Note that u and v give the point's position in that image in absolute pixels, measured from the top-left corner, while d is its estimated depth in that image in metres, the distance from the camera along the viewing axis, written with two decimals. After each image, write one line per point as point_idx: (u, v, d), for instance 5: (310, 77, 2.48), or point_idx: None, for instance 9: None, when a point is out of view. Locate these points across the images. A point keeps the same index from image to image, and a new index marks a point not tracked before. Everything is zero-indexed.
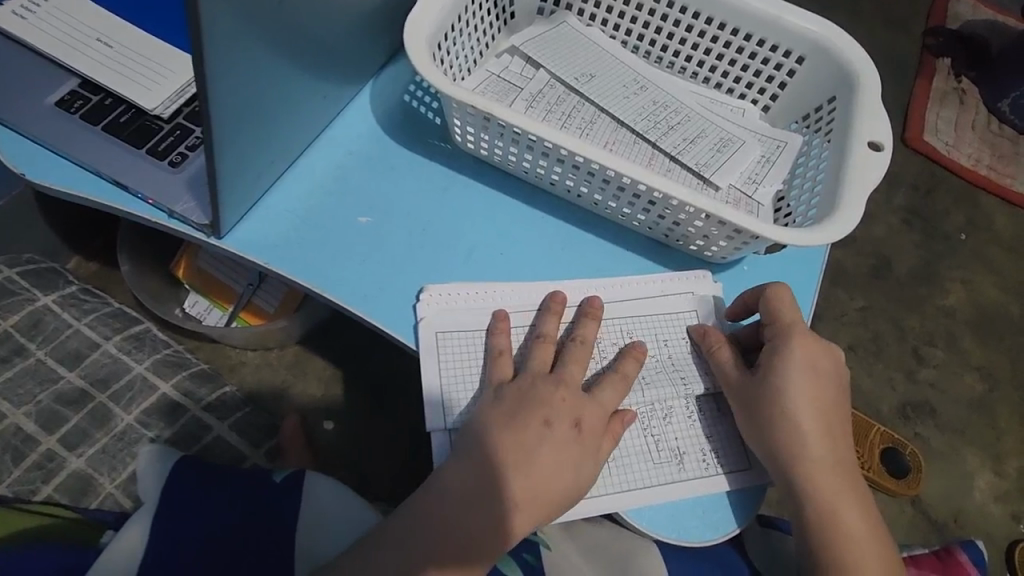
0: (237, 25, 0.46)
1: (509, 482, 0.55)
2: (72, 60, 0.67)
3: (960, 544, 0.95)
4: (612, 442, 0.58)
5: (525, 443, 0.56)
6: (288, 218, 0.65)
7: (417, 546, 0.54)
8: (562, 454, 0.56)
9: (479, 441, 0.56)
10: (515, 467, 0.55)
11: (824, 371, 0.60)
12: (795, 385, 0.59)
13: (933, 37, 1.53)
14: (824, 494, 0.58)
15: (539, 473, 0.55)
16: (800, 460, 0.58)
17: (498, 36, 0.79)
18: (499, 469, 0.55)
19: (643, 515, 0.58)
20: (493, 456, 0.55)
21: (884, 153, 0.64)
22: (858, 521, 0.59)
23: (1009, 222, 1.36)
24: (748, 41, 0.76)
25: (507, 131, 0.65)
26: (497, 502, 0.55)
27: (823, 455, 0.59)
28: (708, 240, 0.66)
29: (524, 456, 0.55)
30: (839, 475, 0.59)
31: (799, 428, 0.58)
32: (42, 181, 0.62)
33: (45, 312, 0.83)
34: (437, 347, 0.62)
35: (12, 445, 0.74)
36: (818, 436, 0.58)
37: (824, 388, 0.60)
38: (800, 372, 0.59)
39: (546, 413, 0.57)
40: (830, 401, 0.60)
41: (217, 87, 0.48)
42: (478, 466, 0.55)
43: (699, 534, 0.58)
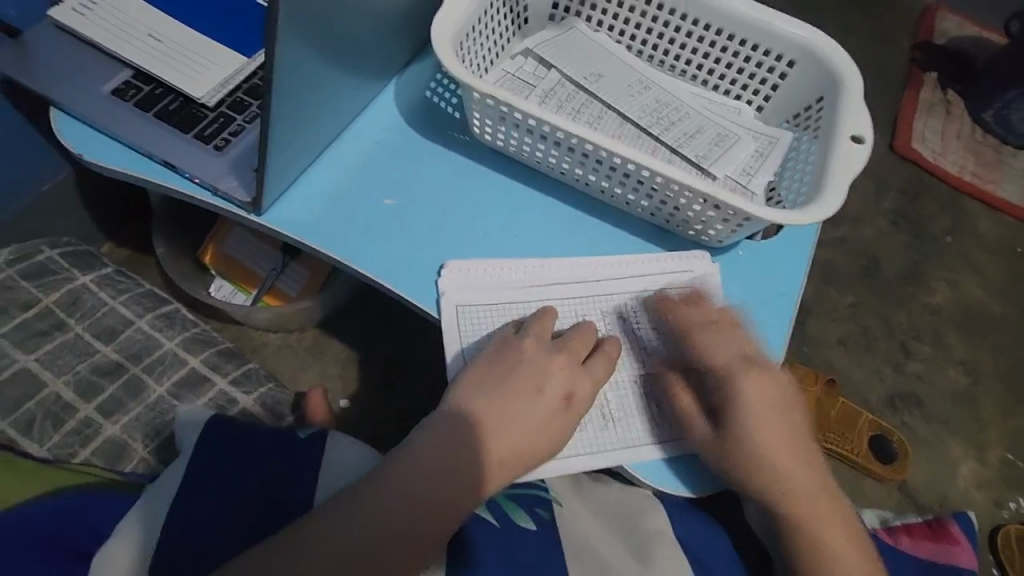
0: (298, 14, 0.53)
1: (531, 418, 0.60)
2: (124, 52, 0.73)
3: (950, 514, 0.91)
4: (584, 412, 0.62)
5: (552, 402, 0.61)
6: (321, 201, 0.71)
7: (458, 476, 0.56)
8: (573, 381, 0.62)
9: (499, 378, 0.61)
10: (547, 408, 0.60)
11: (782, 390, 0.63)
12: (755, 408, 0.62)
13: (920, 51, 1.61)
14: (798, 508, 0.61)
15: (554, 426, 0.60)
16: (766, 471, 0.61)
17: (513, 39, 0.86)
18: (532, 412, 0.60)
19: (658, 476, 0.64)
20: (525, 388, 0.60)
21: (866, 146, 0.70)
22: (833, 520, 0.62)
23: (992, 226, 1.43)
24: (743, 45, 0.82)
25: (522, 123, 0.71)
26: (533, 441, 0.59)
27: (791, 464, 0.62)
28: (705, 225, 0.72)
29: (566, 396, 0.61)
30: (808, 480, 0.62)
31: (762, 446, 0.61)
32: (102, 163, 0.68)
33: (82, 291, 0.89)
34: (457, 315, 0.67)
35: (52, 411, 0.80)
36: (784, 447, 0.62)
37: (785, 402, 0.63)
38: (762, 395, 0.62)
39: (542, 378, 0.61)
40: (790, 413, 0.63)
41: (280, 58, 0.54)
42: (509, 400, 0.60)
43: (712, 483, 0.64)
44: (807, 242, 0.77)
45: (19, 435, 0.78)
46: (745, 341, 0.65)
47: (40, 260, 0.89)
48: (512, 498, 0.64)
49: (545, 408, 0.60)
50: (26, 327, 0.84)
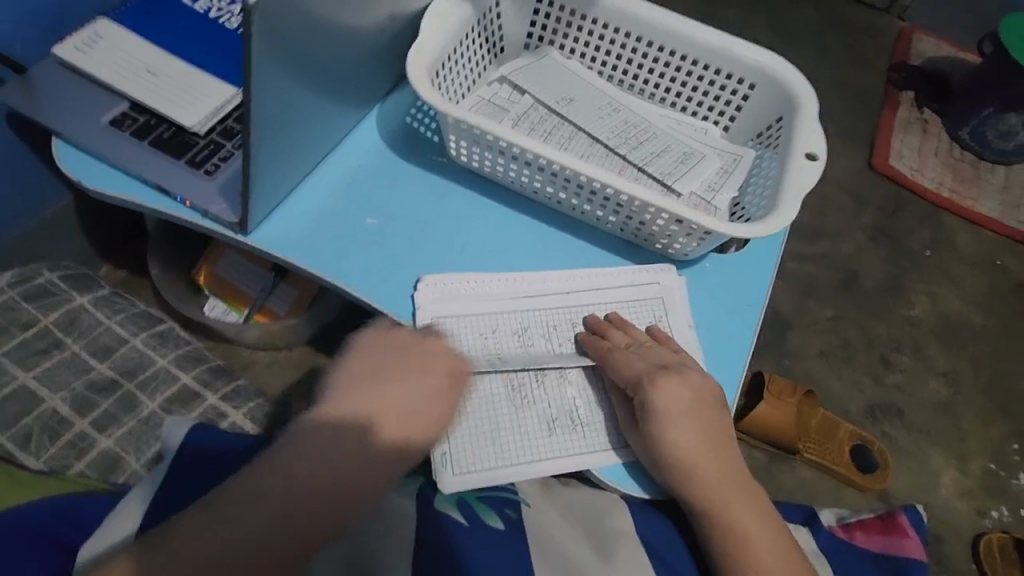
0: (277, 49, 0.57)
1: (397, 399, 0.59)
2: (121, 85, 0.78)
3: (900, 506, 0.91)
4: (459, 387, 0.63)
5: (432, 384, 0.61)
6: (306, 220, 0.75)
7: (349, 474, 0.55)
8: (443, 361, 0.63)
9: (356, 376, 0.60)
10: (423, 394, 0.60)
11: (696, 389, 0.65)
12: (673, 413, 0.63)
13: (896, 73, 1.66)
14: (718, 505, 0.62)
15: (439, 409, 0.61)
16: (686, 473, 0.62)
17: (489, 67, 0.90)
18: (411, 399, 0.60)
19: (629, 482, 0.67)
20: (403, 375, 0.60)
21: (818, 163, 0.74)
22: (760, 521, 0.62)
23: (970, 240, 1.46)
24: (707, 70, 0.86)
25: (494, 145, 0.75)
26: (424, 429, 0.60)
27: (712, 465, 0.63)
28: (670, 239, 0.75)
29: (451, 373, 0.62)
30: (732, 482, 0.63)
31: (681, 448, 0.62)
32: (100, 189, 0.73)
33: (80, 311, 0.93)
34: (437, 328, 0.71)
35: (49, 425, 0.83)
36: (702, 448, 0.63)
37: (704, 406, 0.64)
38: (677, 396, 0.64)
39: (423, 361, 0.62)
40: (711, 415, 0.64)
41: (259, 92, 0.58)
42: (389, 389, 0.59)
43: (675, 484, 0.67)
44: (769, 265, 0.79)
45: (16, 449, 0.81)
46: (660, 353, 0.68)
47: (41, 282, 0.93)
48: (483, 501, 0.65)
49: (424, 394, 0.60)
50: (25, 346, 0.88)
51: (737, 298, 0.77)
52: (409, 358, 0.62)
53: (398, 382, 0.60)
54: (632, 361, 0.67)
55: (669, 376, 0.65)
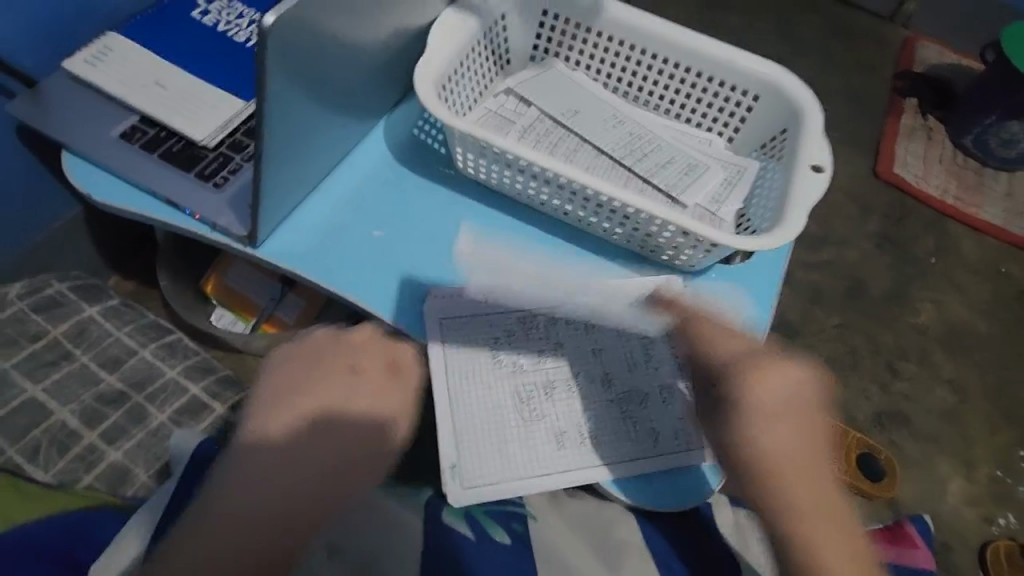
0: (287, 65, 0.58)
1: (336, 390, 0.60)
2: (131, 99, 0.79)
3: (907, 516, 0.91)
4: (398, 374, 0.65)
5: (376, 378, 0.63)
6: (314, 232, 0.76)
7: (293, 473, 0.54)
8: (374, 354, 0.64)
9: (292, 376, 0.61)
10: (363, 382, 0.62)
11: (799, 393, 0.59)
12: (769, 412, 0.58)
13: (899, 80, 1.66)
14: (805, 528, 0.56)
15: (374, 402, 0.61)
16: (765, 465, 0.57)
17: (495, 79, 0.91)
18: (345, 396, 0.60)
19: (632, 494, 0.68)
20: (344, 367, 0.62)
21: (824, 175, 0.74)
22: (843, 536, 0.56)
23: (976, 247, 1.46)
24: (712, 81, 0.87)
25: (500, 157, 0.76)
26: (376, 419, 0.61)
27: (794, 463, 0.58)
28: (676, 251, 0.76)
29: (389, 362, 0.65)
30: (821, 503, 0.57)
31: (762, 438, 0.58)
32: (108, 201, 0.73)
33: (89, 322, 0.93)
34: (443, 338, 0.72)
35: (57, 438, 0.84)
36: (786, 444, 0.58)
37: (797, 403, 0.59)
38: (775, 396, 0.59)
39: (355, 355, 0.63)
40: (803, 414, 0.59)
41: (268, 108, 0.59)
42: (335, 379, 0.61)
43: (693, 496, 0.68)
44: (775, 278, 0.79)
45: (26, 462, 0.81)
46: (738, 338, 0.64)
47: (50, 293, 0.93)
48: (488, 515, 0.65)
49: (365, 383, 0.62)
50: (35, 358, 0.88)
51: (744, 309, 0.76)
52: (341, 353, 0.63)
53: (338, 373, 0.61)
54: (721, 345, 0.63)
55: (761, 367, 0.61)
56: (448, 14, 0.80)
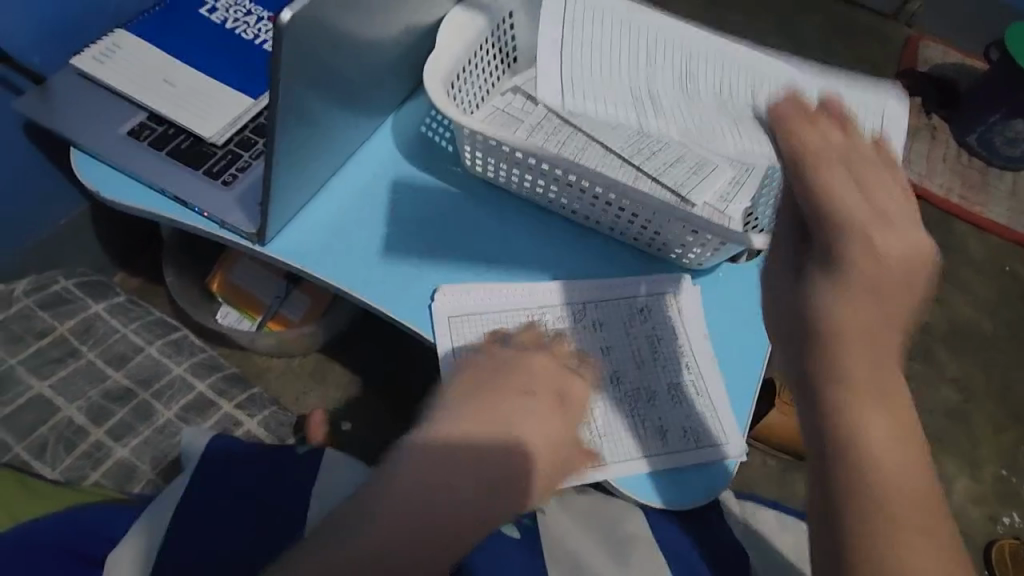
0: (301, 62, 0.58)
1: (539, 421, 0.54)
2: (140, 96, 0.79)
3: None
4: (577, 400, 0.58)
5: (544, 405, 0.55)
6: (322, 230, 0.76)
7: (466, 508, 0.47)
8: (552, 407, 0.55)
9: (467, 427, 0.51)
10: (572, 411, 0.57)
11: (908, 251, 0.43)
12: (867, 268, 0.43)
13: (903, 79, 1.66)
14: (854, 409, 0.42)
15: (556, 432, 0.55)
16: (829, 314, 0.43)
17: (502, 77, 0.91)
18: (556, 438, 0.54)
19: (645, 492, 0.67)
20: (523, 388, 0.56)
21: None
22: (895, 414, 0.43)
23: (981, 246, 1.46)
24: (720, 80, 0.87)
25: (509, 156, 0.76)
26: (550, 459, 0.54)
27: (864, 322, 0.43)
28: (685, 249, 0.76)
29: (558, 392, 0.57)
30: (885, 390, 0.43)
31: (854, 282, 0.43)
32: (116, 199, 0.73)
33: (95, 319, 0.93)
34: (451, 330, 0.72)
35: (64, 435, 0.84)
36: (863, 300, 0.43)
37: (909, 275, 0.43)
38: (879, 252, 0.43)
39: (528, 379, 0.57)
40: (904, 290, 0.43)
41: (282, 105, 0.59)
42: (540, 406, 0.55)
43: (704, 496, 0.67)
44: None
45: (32, 459, 0.81)
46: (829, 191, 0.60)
47: (56, 290, 0.93)
48: None
49: (574, 410, 0.58)
50: (41, 355, 0.88)
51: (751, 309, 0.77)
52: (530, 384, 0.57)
53: (517, 398, 0.54)
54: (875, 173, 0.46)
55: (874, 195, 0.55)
56: (456, 13, 0.80)
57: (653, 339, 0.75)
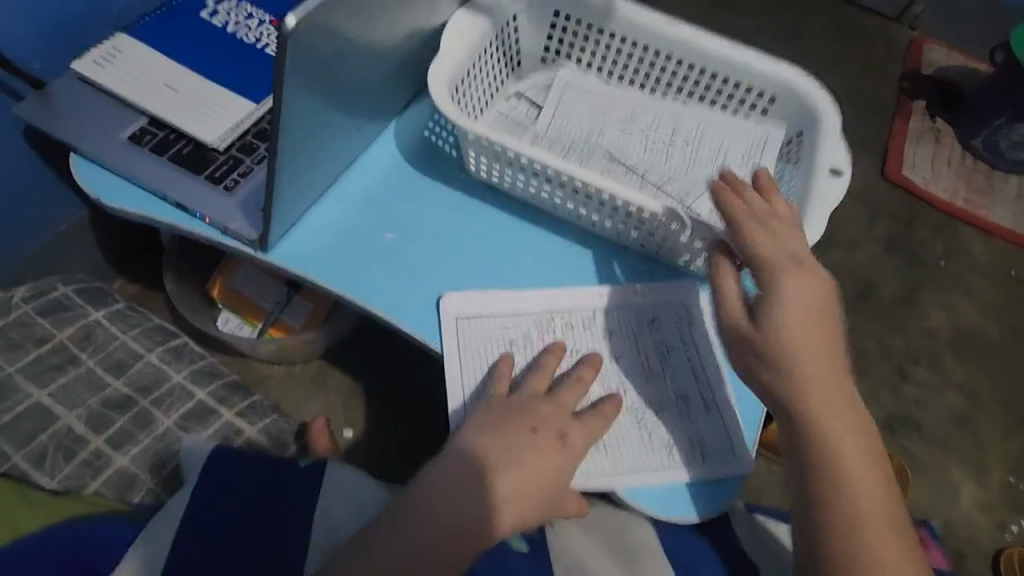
0: (304, 66, 0.57)
1: (534, 456, 0.61)
2: (140, 100, 0.78)
3: None
4: (579, 435, 0.65)
5: (546, 442, 0.62)
6: (325, 236, 0.75)
7: (442, 526, 0.56)
8: (550, 452, 0.62)
9: (472, 459, 0.60)
10: (576, 449, 0.64)
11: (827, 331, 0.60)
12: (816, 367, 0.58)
13: (907, 82, 1.65)
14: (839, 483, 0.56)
15: (552, 475, 0.61)
16: (824, 429, 0.57)
17: (506, 81, 0.90)
18: (548, 475, 0.61)
19: (655, 505, 0.65)
20: (527, 427, 0.63)
21: (843, 178, 0.73)
22: (890, 521, 0.56)
23: (986, 250, 1.45)
24: (726, 84, 0.86)
25: (513, 160, 0.75)
26: (556, 491, 0.61)
27: (861, 464, 0.57)
28: (693, 254, 0.74)
29: (561, 434, 0.64)
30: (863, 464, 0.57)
31: (819, 407, 0.57)
32: (117, 205, 0.72)
33: (95, 326, 0.92)
34: (455, 335, 0.71)
35: (64, 443, 0.82)
36: (846, 418, 0.58)
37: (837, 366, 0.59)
38: (818, 356, 0.58)
39: (534, 419, 0.64)
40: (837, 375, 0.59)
41: (285, 109, 0.58)
42: (543, 442, 0.62)
43: (710, 510, 0.66)
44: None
45: (31, 468, 0.80)
46: (794, 241, 0.63)
47: (55, 296, 0.92)
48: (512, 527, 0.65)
49: (578, 449, 0.64)
50: (40, 362, 0.87)
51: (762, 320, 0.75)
52: (528, 419, 0.63)
53: (522, 434, 0.62)
54: (800, 285, 0.60)
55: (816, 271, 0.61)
56: (461, 16, 0.79)
57: (661, 350, 0.74)
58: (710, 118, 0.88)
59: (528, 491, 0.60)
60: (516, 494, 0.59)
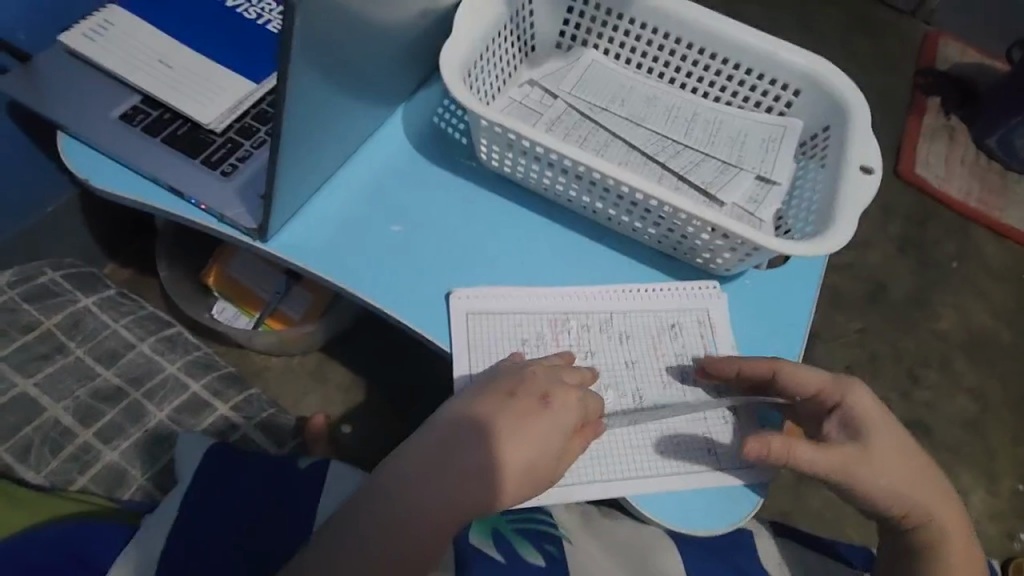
0: (311, 42, 0.53)
1: (509, 419, 0.57)
2: (134, 77, 0.73)
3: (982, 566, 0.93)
4: (565, 400, 0.59)
5: (524, 405, 0.58)
6: (330, 226, 0.71)
7: (417, 501, 0.54)
8: (526, 415, 0.58)
9: (451, 428, 0.57)
10: (561, 410, 0.59)
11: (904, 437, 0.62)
12: (906, 479, 0.61)
13: (922, 77, 1.62)
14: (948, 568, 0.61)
15: (533, 439, 0.57)
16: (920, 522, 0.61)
17: (519, 67, 0.86)
18: (528, 440, 0.57)
19: (666, 515, 0.63)
20: (503, 391, 0.59)
21: (874, 177, 0.70)
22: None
23: (1000, 252, 1.42)
24: (749, 75, 0.82)
25: (528, 150, 0.71)
26: (541, 458, 0.57)
27: (956, 533, 0.62)
28: (713, 253, 0.71)
29: (543, 395, 0.59)
30: (958, 539, 0.62)
31: (918, 506, 0.61)
32: (106, 186, 0.68)
33: (84, 313, 0.88)
34: (466, 330, 0.68)
35: (50, 436, 0.79)
36: (937, 507, 0.62)
37: (919, 468, 0.62)
38: (903, 467, 0.61)
39: (512, 383, 0.60)
40: (922, 475, 0.62)
41: (289, 88, 0.54)
42: (520, 406, 0.58)
43: (726, 522, 0.63)
44: (809, 298, 0.74)
45: (16, 462, 0.77)
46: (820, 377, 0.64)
47: (43, 281, 0.88)
48: (521, 534, 0.64)
49: (563, 410, 0.59)
50: (26, 350, 0.83)
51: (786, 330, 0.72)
52: (507, 380, 0.60)
53: (496, 400, 0.58)
54: (868, 404, 0.62)
55: (862, 386, 0.63)
56: None
57: (682, 358, 0.70)
58: (731, 110, 0.84)
59: (506, 459, 0.56)
60: (492, 464, 0.56)
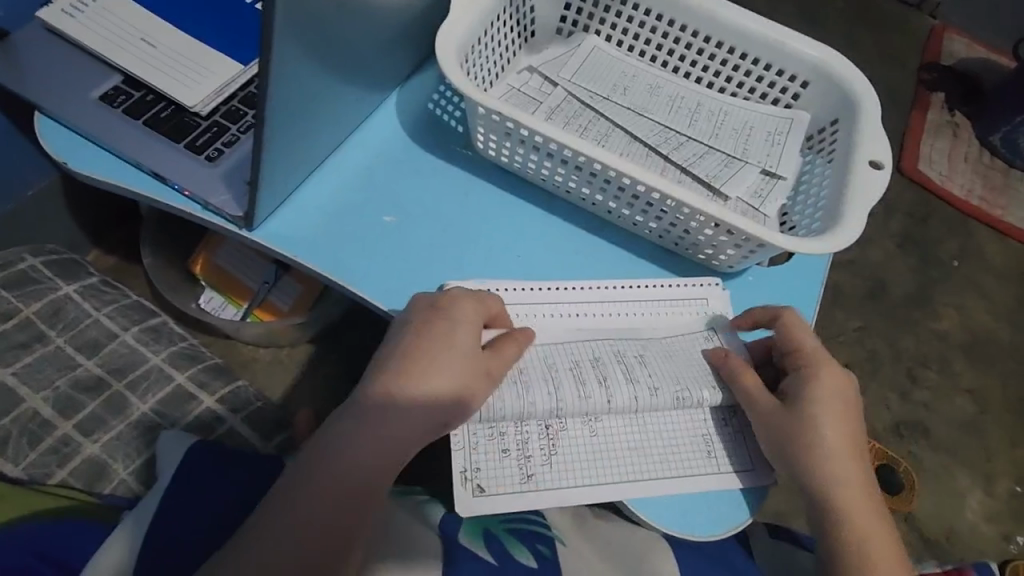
0: (302, 20, 0.50)
1: (411, 340, 0.53)
2: (116, 56, 0.70)
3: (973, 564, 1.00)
4: (460, 306, 0.55)
5: (420, 323, 0.54)
6: (320, 215, 0.68)
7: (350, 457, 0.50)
8: (423, 326, 0.54)
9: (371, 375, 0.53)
10: (456, 313, 0.55)
11: (846, 418, 0.58)
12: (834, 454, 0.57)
13: (927, 72, 1.59)
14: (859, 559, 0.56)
15: (437, 350, 0.53)
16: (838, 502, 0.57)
17: (518, 53, 0.83)
18: (431, 351, 0.52)
19: (665, 518, 0.61)
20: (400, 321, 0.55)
21: (884, 172, 0.68)
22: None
23: (1001, 251, 1.40)
24: (756, 65, 0.80)
25: (526, 138, 0.68)
26: (456, 362, 0.53)
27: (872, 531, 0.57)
28: (717, 249, 0.69)
29: (433, 304, 0.55)
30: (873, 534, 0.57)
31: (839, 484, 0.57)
32: (85, 170, 0.65)
33: (65, 301, 0.86)
34: None
35: (28, 428, 0.76)
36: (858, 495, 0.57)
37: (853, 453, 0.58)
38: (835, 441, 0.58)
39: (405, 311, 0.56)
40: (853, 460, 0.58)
41: (276, 66, 0.51)
42: (417, 326, 0.54)
43: (728, 526, 0.61)
44: (812, 297, 0.71)
45: None
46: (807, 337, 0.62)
47: (23, 268, 0.86)
48: (513, 535, 0.63)
49: (459, 313, 0.55)
50: (4, 339, 0.80)
51: None
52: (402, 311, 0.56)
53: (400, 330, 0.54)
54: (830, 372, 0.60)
55: (845, 369, 0.60)
56: None
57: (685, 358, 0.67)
58: (736, 101, 0.82)
59: (418, 379, 0.51)
60: (404, 388, 0.51)
